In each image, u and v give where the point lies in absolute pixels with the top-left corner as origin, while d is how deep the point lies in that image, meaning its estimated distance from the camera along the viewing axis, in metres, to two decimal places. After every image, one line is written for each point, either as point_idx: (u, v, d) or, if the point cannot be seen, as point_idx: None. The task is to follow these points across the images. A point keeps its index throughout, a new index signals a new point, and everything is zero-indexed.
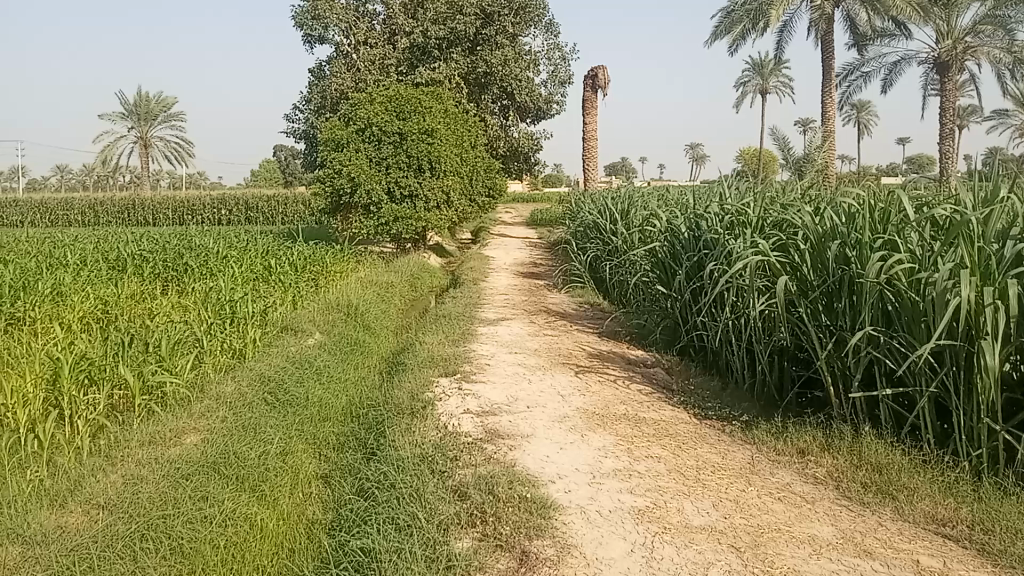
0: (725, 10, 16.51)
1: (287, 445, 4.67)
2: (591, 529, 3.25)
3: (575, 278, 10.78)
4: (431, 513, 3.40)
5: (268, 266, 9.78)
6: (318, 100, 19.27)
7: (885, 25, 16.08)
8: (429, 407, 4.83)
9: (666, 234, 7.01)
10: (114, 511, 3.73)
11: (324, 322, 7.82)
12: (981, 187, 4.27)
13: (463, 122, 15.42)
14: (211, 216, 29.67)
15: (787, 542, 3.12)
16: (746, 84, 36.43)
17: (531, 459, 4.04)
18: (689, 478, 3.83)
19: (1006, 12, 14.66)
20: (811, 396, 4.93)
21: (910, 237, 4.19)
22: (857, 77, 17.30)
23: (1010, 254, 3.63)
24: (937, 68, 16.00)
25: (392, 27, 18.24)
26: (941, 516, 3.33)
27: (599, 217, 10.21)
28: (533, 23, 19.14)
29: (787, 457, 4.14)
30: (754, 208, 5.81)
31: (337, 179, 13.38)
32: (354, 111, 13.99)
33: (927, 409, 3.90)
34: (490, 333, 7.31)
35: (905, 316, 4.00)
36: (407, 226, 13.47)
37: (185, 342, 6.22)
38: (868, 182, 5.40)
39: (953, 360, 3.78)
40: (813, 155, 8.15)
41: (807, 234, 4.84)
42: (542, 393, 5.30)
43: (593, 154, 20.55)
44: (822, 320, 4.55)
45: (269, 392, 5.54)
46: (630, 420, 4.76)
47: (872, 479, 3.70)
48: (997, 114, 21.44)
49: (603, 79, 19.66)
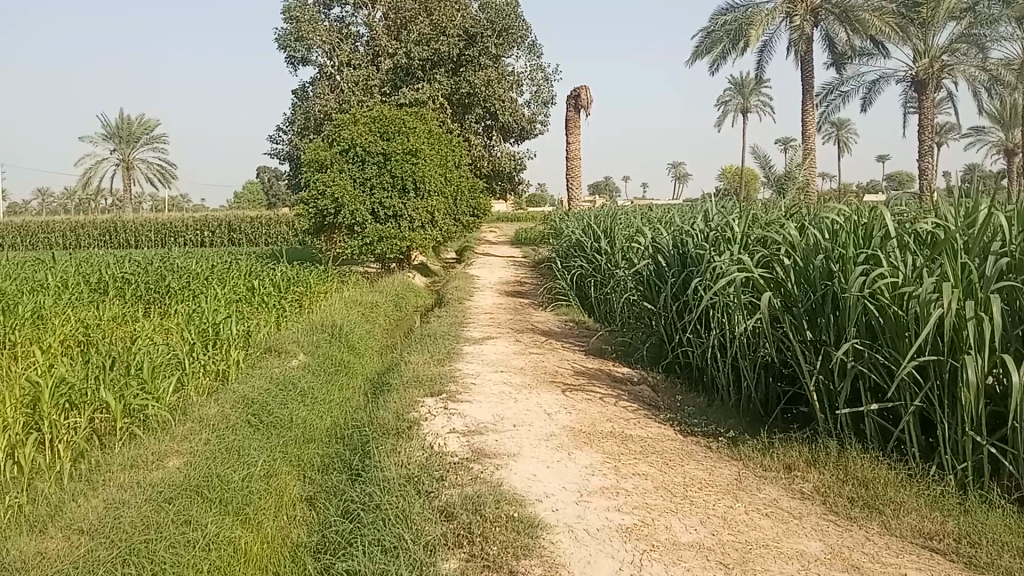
0: (705, 30, 16.63)
1: (271, 467, 4.66)
2: (578, 547, 3.23)
3: (560, 296, 10.82)
4: (417, 534, 3.37)
5: (251, 287, 9.74)
6: (301, 122, 19.20)
7: (864, 44, 16.33)
8: (415, 428, 4.80)
9: (651, 253, 7.01)
10: (96, 536, 3.66)
11: (309, 343, 7.77)
12: (961, 204, 4.36)
13: (447, 142, 15.49)
14: (194, 238, 29.51)
15: (774, 558, 3.11)
16: (727, 104, 37.01)
17: (517, 478, 4.02)
18: (676, 495, 3.82)
19: (981, 31, 14.89)
20: (796, 412, 4.95)
21: (895, 252, 4.22)
22: (836, 96, 17.50)
23: (992, 270, 3.68)
24: (914, 86, 16.21)
25: (375, 49, 18.29)
26: (927, 529, 3.33)
27: (584, 236, 10.26)
28: (515, 44, 19.23)
29: (773, 473, 4.14)
30: (738, 225, 5.85)
31: (321, 200, 13.37)
32: (338, 132, 14.02)
33: (911, 424, 3.93)
34: (475, 352, 7.29)
35: (889, 331, 4.04)
36: (392, 246, 13.48)
37: (166, 364, 6.16)
38: (851, 199, 5.43)
39: (937, 374, 3.81)
40: (794, 172, 8.28)
41: (791, 250, 4.87)
42: (529, 411, 5.29)
43: (576, 173, 20.65)
44: (806, 335, 4.57)
45: (254, 413, 5.50)
46: (617, 438, 4.75)
47: (858, 493, 3.71)
48: (974, 130, 21.74)
49: (586, 100, 19.85)
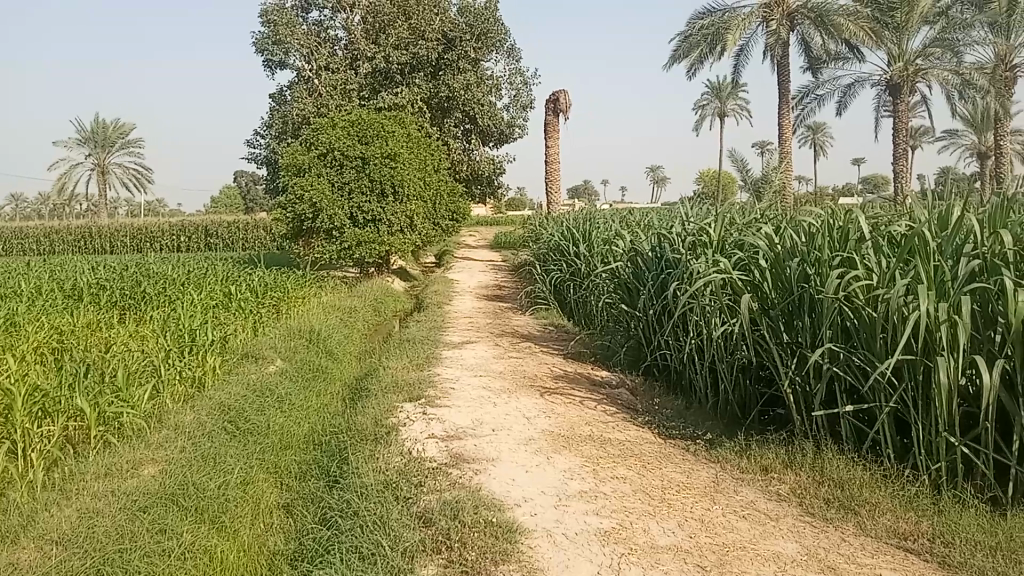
0: (683, 34, 16.71)
1: (248, 474, 4.63)
2: (557, 552, 3.23)
3: (539, 300, 10.84)
4: (395, 540, 3.34)
5: (228, 293, 9.66)
6: (279, 126, 19.09)
7: (839, 48, 16.47)
8: (393, 433, 4.77)
9: (629, 256, 7.04)
10: (70, 546, 3.62)
11: (286, 349, 7.71)
12: (933, 207, 4.40)
13: (426, 147, 15.49)
14: (170, 243, 29.25)
15: (751, 560, 3.13)
16: (704, 108, 37.33)
17: (496, 483, 4.01)
18: (654, 498, 3.83)
19: (954, 36, 15.20)
20: (773, 414, 4.98)
21: (869, 255, 4.26)
22: (812, 99, 17.67)
23: (964, 273, 3.72)
24: (889, 90, 16.41)
25: (354, 52, 18.22)
26: (902, 530, 3.37)
27: (562, 240, 10.29)
28: (495, 48, 19.24)
29: (751, 475, 4.17)
30: (716, 227, 5.87)
31: (299, 205, 13.29)
32: (316, 136, 13.95)
33: (886, 424, 3.96)
34: (454, 357, 7.28)
35: (864, 333, 4.08)
36: (370, 250, 13.41)
37: (142, 371, 6.10)
38: (825, 203, 5.48)
39: (911, 375, 3.85)
40: (771, 176, 8.34)
41: (768, 253, 4.90)
42: (508, 416, 5.28)
43: (555, 177, 20.69)
44: (783, 337, 4.61)
45: (230, 420, 5.46)
46: (596, 441, 4.76)
47: (834, 494, 3.74)
48: (947, 134, 22.05)
49: (564, 103, 19.90)
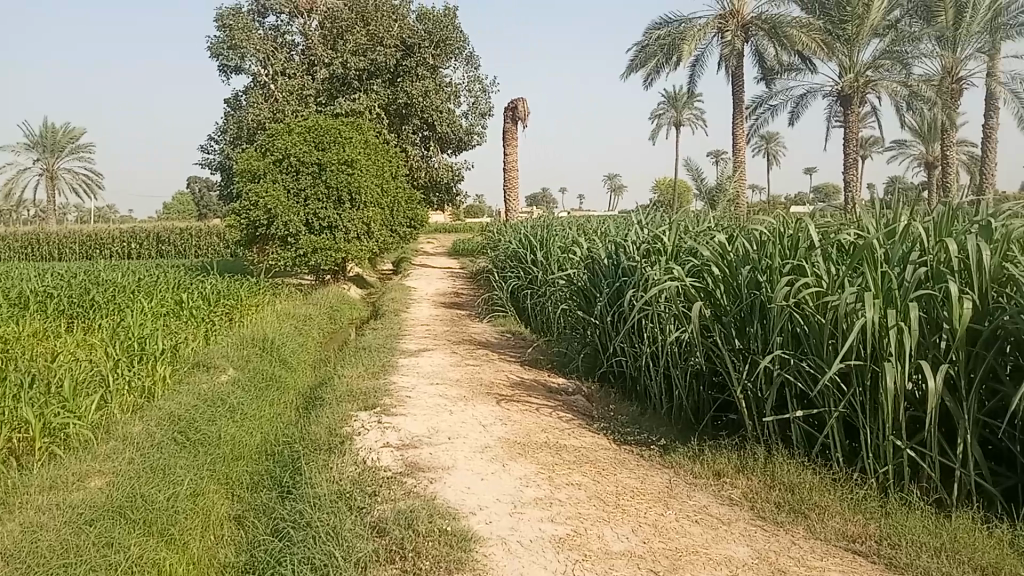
0: (640, 44, 16.88)
1: (199, 486, 4.55)
2: (512, 559, 3.23)
3: (497, 307, 10.84)
4: (349, 551, 3.30)
5: (180, 300, 9.50)
6: (234, 132, 18.85)
7: (792, 59, 16.77)
8: (347, 443, 4.73)
9: (586, 263, 7.09)
10: (11, 561, 3.51)
11: (238, 358, 7.60)
12: (881, 215, 4.49)
13: (384, 153, 15.43)
14: (121, 250, 28.66)
15: (704, 565, 3.16)
16: (660, 118, 37.76)
17: (451, 492, 4.00)
18: (609, 504, 3.86)
19: (903, 49, 15.64)
20: (726, 419, 5.04)
21: (819, 263, 4.34)
22: (765, 110, 17.97)
23: (910, 280, 3.81)
24: (840, 100, 16.73)
25: (311, 58, 18.08)
26: (850, 532, 3.44)
27: (520, 247, 10.31)
28: (453, 55, 19.24)
29: (704, 480, 4.21)
30: (670, 235, 5.93)
31: (253, 211, 13.11)
32: (272, 142, 13.80)
33: (835, 429, 4.04)
34: (411, 364, 7.24)
35: (814, 339, 4.15)
36: (326, 257, 13.28)
37: (89, 381, 5.96)
38: (777, 211, 5.56)
39: (859, 381, 3.93)
40: (725, 185, 8.46)
41: (720, 260, 4.97)
42: (464, 424, 5.27)
43: (513, 184, 20.74)
44: (735, 344, 4.67)
45: (180, 431, 5.36)
46: (551, 448, 4.77)
47: (785, 498, 3.80)
48: (896, 144, 22.59)
49: (523, 111, 19.96)
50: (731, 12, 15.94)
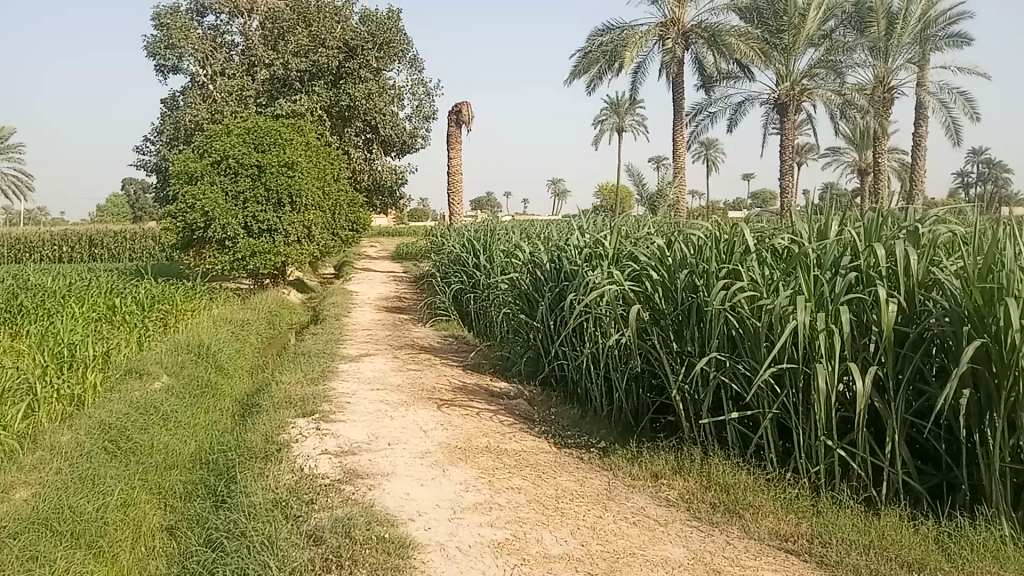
0: (582, 50, 17.04)
1: (129, 496, 4.43)
2: (450, 565, 3.23)
3: (440, 312, 10.81)
4: (284, 560, 3.25)
5: (113, 305, 9.26)
6: (170, 132, 18.45)
7: (731, 67, 17.09)
8: (284, 450, 4.66)
9: (528, 267, 7.12)
10: None
11: (173, 364, 7.43)
12: (814, 221, 4.60)
13: (326, 156, 15.27)
14: (51, 253, 27.76)
15: (640, 566, 3.20)
16: (603, 124, 38.18)
17: (390, 498, 3.97)
18: (548, 507, 3.87)
19: (838, 58, 15.98)
20: (664, 421, 5.11)
21: (754, 267, 4.43)
22: (705, 116, 18.29)
23: (841, 283, 3.91)
24: (776, 108, 17.10)
25: (251, 59, 17.80)
26: (783, 531, 3.52)
27: (463, 251, 10.31)
28: (397, 58, 19.15)
29: (641, 482, 4.27)
30: (611, 240, 5.99)
31: (190, 214, 12.80)
32: (209, 143, 13.54)
33: (769, 430, 4.12)
34: (351, 370, 7.18)
35: (749, 342, 4.23)
36: (265, 261, 13.06)
37: (14, 389, 5.77)
38: (714, 216, 5.66)
39: (792, 383, 4.02)
40: (666, 191, 8.59)
41: (658, 265, 5.03)
42: (404, 429, 5.24)
43: (458, 188, 20.72)
44: (673, 347, 4.74)
45: (111, 440, 5.21)
46: (492, 453, 4.78)
47: (720, 498, 3.88)
48: (831, 151, 23.23)
49: (466, 115, 19.96)
50: (672, 20, 16.20)
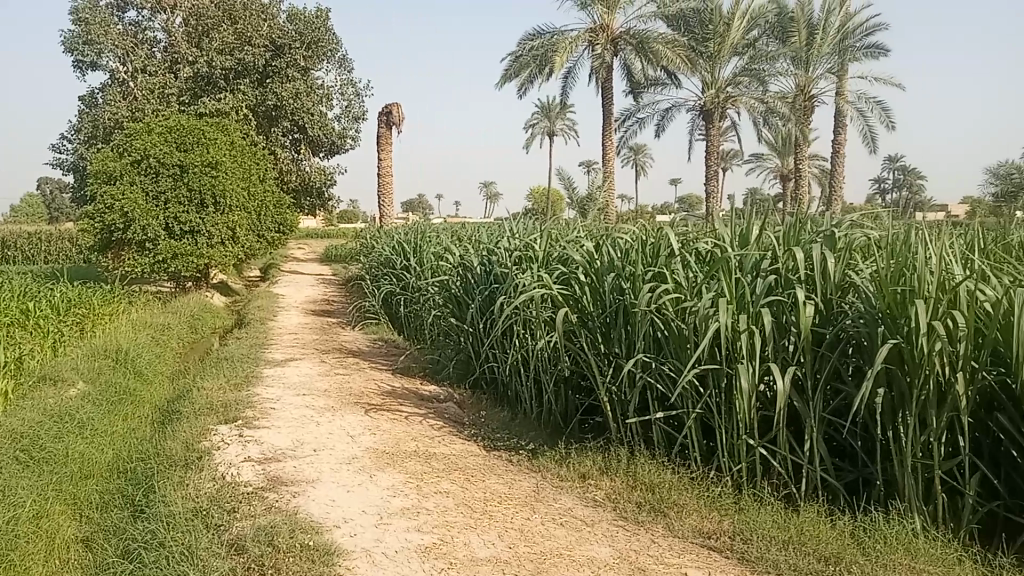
0: (513, 54, 17.10)
1: (41, 508, 4.26)
2: (376, 571, 3.19)
3: (369, 315, 10.71)
4: (203, 570, 3.16)
5: (25, 309, 8.88)
6: (88, 130, 17.82)
7: (658, 74, 17.38)
8: (205, 458, 4.54)
9: (458, 270, 7.11)
10: None
11: (89, 370, 7.16)
12: (736, 225, 4.72)
13: (252, 156, 14.97)
14: None
15: (567, 567, 3.22)
16: (534, 127, 38.43)
17: (315, 505, 3.91)
18: (476, 511, 3.87)
19: (760, 66, 16.38)
20: (592, 422, 5.16)
21: (678, 270, 4.52)
22: (633, 122, 18.55)
23: (761, 286, 4.02)
24: (702, 114, 17.48)
25: (173, 55, 17.32)
26: (706, 529, 3.59)
27: (392, 254, 10.24)
28: (326, 57, 18.91)
29: (569, 483, 4.30)
30: (540, 243, 6.03)
31: (108, 214, 12.29)
32: (129, 142, 13.11)
33: (693, 429, 4.21)
34: (277, 374, 7.04)
35: (673, 344, 4.31)
36: (186, 263, 12.71)
37: None
38: (641, 219, 5.75)
39: (715, 383, 4.11)
40: (594, 195, 8.70)
41: (586, 267, 5.08)
42: (331, 435, 5.17)
43: (388, 190, 20.55)
44: (601, 349, 4.80)
45: (22, 450, 5.00)
46: (420, 457, 4.75)
47: (646, 498, 3.94)
48: (754, 157, 23.89)
49: (397, 116, 19.84)
50: (601, 26, 16.40)
